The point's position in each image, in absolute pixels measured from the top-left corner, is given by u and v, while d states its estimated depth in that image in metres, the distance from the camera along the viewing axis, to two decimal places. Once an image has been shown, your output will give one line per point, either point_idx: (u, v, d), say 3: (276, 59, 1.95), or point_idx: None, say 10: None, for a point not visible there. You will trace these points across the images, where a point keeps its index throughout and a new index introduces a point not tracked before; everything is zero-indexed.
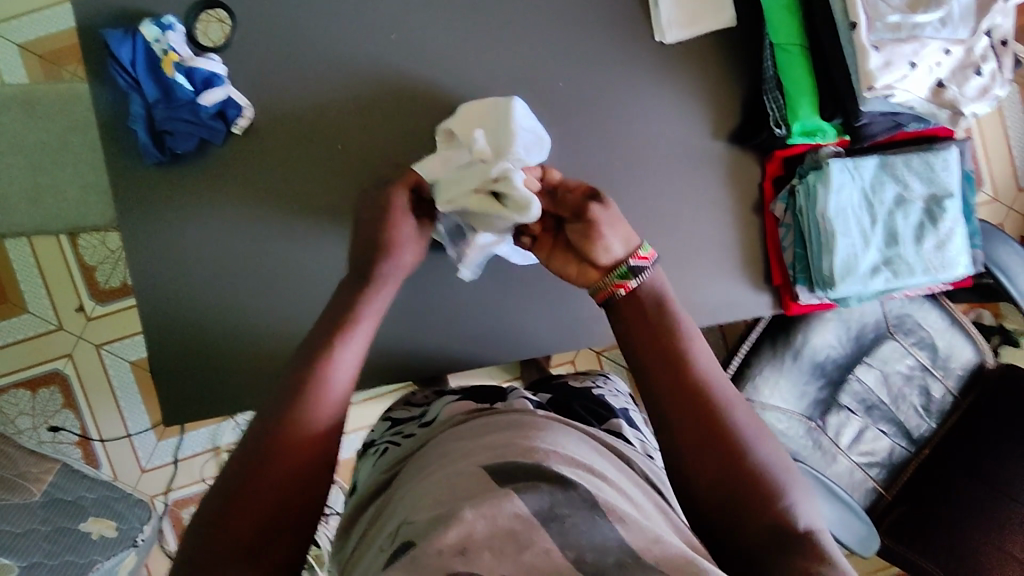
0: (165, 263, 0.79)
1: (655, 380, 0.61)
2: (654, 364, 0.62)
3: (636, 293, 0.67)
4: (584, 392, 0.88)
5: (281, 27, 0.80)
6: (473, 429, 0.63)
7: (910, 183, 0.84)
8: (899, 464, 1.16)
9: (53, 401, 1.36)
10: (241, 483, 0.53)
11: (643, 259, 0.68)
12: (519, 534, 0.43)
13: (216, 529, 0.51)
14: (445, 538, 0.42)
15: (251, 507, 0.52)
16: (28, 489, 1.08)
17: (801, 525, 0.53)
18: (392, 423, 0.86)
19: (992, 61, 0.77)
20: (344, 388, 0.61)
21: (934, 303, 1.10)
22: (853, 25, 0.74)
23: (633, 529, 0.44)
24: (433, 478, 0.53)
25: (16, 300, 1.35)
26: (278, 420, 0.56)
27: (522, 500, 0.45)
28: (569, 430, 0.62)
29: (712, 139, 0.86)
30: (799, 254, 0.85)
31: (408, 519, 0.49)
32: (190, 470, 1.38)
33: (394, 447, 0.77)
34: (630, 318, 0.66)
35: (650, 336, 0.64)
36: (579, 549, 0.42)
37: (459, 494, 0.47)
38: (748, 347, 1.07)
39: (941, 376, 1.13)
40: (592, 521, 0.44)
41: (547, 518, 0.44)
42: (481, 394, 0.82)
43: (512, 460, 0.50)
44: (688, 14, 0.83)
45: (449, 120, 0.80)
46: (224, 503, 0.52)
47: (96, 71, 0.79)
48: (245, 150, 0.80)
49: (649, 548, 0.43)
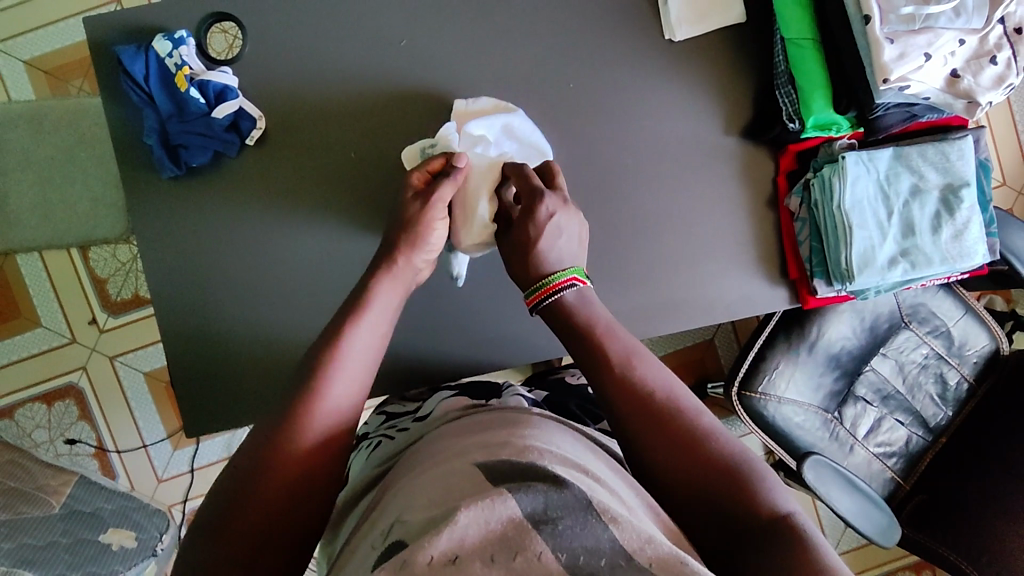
0: (183, 275, 0.80)
1: (601, 395, 0.60)
2: (594, 368, 0.61)
3: (566, 304, 0.66)
4: (579, 390, 0.89)
5: (292, 39, 0.80)
6: (470, 424, 0.63)
7: (926, 173, 0.83)
8: (916, 452, 1.16)
9: (69, 414, 1.37)
10: (234, 491, 0.54)
11: (540, 295, 0.68)
12: (511, 537, 0.42)
13: (209, 549, 0.52)
14: (437, 547, 0.40)
15: (240, 518, 0.53)
16: (46, 501, 1.08)
17: (773, 512, 0.53)
18: (386, 417, 0.86)
19: (1007, 50, 0.76)
20: (347, 399, 0.60)
21: (948, 291, 1.09)
22: (866, 18, 0.74)
23: (626, 529, 0.44)
24: (431, 474, 0.53)
25: (30, 314, 1.36)
26: (269, 428, 0.56)
27: (517, 501, 0.44)
28: (567, 429, 0.62)
29: (724, 136, 0.86)
30: (816, 248, 0.84)
31: (403, 518, 0.49)
32: (206, 480, 1.38)
33: (388, 441, 0.77)
34: (563, 328, 0.65)
35: (588, 349, 0.62)
36: (571, 552, 0.41)
37: (452, 495, 0.47)
38: (761, 341, 1.04)
39: (957, 364, 1.12)
40: (584, 524, 0.43)
41: (540, 520, 0.43)
42: (476, 390, 0.83)
43: (505, 461, 0.50)
44: (697, 10, 0.83)
45: (462, 103, 0.81)
46: (215, 517, 0.53)
47: (110, 86, 0.79)
48: (258, 161, 0.81)
49: (642, 549, 0.42)
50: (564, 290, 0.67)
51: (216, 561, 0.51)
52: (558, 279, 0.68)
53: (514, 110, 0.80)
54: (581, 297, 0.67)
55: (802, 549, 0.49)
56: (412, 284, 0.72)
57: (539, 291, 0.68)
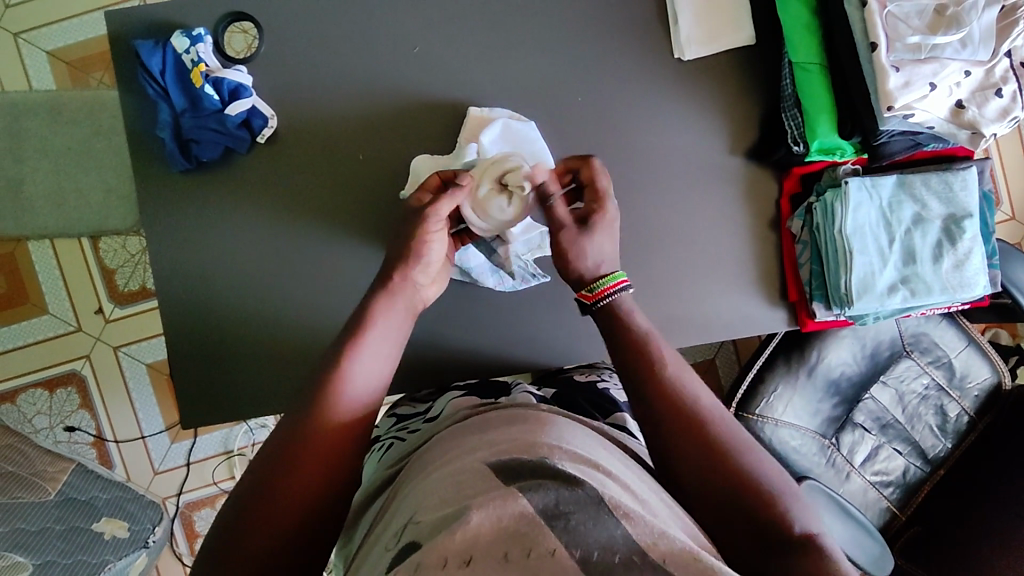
0: (188, 269, 0.81)
1: (647, 399, 0.62)
2: (636, 375, 0.63)
3: (607, 309, 0.69)
4: (588, 386, 0.89)
5: (307, 41, 0.82)
6: (478, 422, 0.64)
7: (928, 203, 0.84)
8: (913, 483, 1.15)
9: (70, 401, 1.38)
10: (246, 509, 0.55)
11: (587, 298, 0.70)
12: (525, 533, 0.43)
13: (233, 540, 0.54)
14: (450, 548, 0.41)
15: (260, 517, 0.55)
16: (42, 487, 1.09)
17: (798, 530, 0.55)
18: (397, 418, 0.86)
19: (1012, 83, 0.77)
20: (368, 391, 0.62)
21: (952, 323, 1.08)
22: (873, 45, 0.74)
23: (639, 525, 0.45)
24: (441, 473, 0.54)
25: (37, 301, 1.38)
26: (275, 445, 0.58)
27: (527, 498, 0.45)
28: (576, 425, 0.63)
29: (729, 155, 0.86)
30: (815, 271, 0.85)
31: (414, 519, 0.49)
32: (202, 473, 1.39)
33: (399, 443, 0.77)
34: (613, 327, 0.68)
35: (630, 356, 0.65)
36: (586, 547, 0.42)
37: (464, 493, 0.48)
38: (761, 362, 1.03)
39: (957, 397, 1.12)
40: (597, 520, 0.44)
41: (552, 515, 0.44)
42: (485, 388, 0.83)
43: (518, 458, 0.50)
44: (706, 31, 0.84)
45: (477, 110, 0.82)
46: (237, 512, 0.55)
47: (127, 80, 0.81)
48: (267, 159, 0.82)
49: (655, 545, 0.44)
50: (615, 293, 0.69)
51: (240, 553, 0.53)
52: (608, 283, 0.69)
53: (525, 120, 0.82)
54: (626, 300, 0.70)
55: (823, 572, 0.51)
56: (416, 304, 0.71)
57: (598, 288, 0.69)
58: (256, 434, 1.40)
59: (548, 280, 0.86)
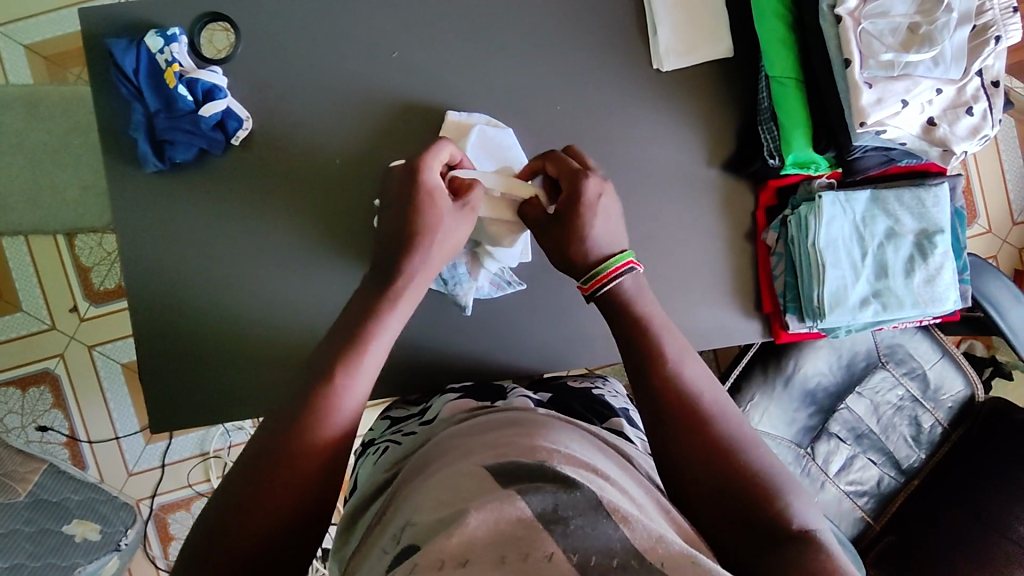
0: (160, 271, 0.80)
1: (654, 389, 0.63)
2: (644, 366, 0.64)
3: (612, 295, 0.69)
4: (586, 393, 0.87)
5: (285, 42, 0.81)
6: (468, 427, 0.64)
7: (901, 217, 0.84)
8: (888, 493, 1.15)
9: (43, 400, 1.36)
10: (223, 511, 0.54)
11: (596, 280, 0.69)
12: (521, 537, 0.42)
13: (213, 539, 0.53)
14: (449, 550, 0.41)
15: (246, 521, 0.53)
16: (12, 489, 1.05)
17: (797, 524, 0.53)
18: (392, 421, 0.85)
19: (983, 101, 0.78)
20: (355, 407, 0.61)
21: (926, 334, 1.10)
22: (847, 62, 0.75)
23: (637, 529, 0.44)
24: (437, 477, 0.53)
25: (10, 298, 1.35)
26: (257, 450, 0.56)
27: (526, 502, 0.44)
28: (570, 426, 0.63)
29: (706, 167, 0.87)
30: (790, 283, 0.86)
31: (411, 520, 0.48)
32: (177, 475, 1.37)
33: (394, 446, 0.76)
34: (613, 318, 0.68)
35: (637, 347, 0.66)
36: (583, 553, 0.41)
37: (463, 495, 0.47)
38: (738, 371, 1.05)
39: (931, 408, 1.13)
40: (595, 523, 0.43)
41: (551, 520, 0.43)
42: (482, 391, 0.83)
43: (516, 461, 0.50)
44: (685, 42, 0.84)
45: (455, 115, 0.82)
46: (223, 510, 0.54)
47: (100, 78, 0.80)
48: (243, 161, 0.81)
49: (653, 548, 0.42)
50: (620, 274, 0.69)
51: (222, 555, 0.52)
52: (613, 265, 0.69)
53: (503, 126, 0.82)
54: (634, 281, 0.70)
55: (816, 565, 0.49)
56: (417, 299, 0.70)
57: (608, 269, 0.69)
58: (233, 436, 1.39)
59: (524, 287, 0.86)
